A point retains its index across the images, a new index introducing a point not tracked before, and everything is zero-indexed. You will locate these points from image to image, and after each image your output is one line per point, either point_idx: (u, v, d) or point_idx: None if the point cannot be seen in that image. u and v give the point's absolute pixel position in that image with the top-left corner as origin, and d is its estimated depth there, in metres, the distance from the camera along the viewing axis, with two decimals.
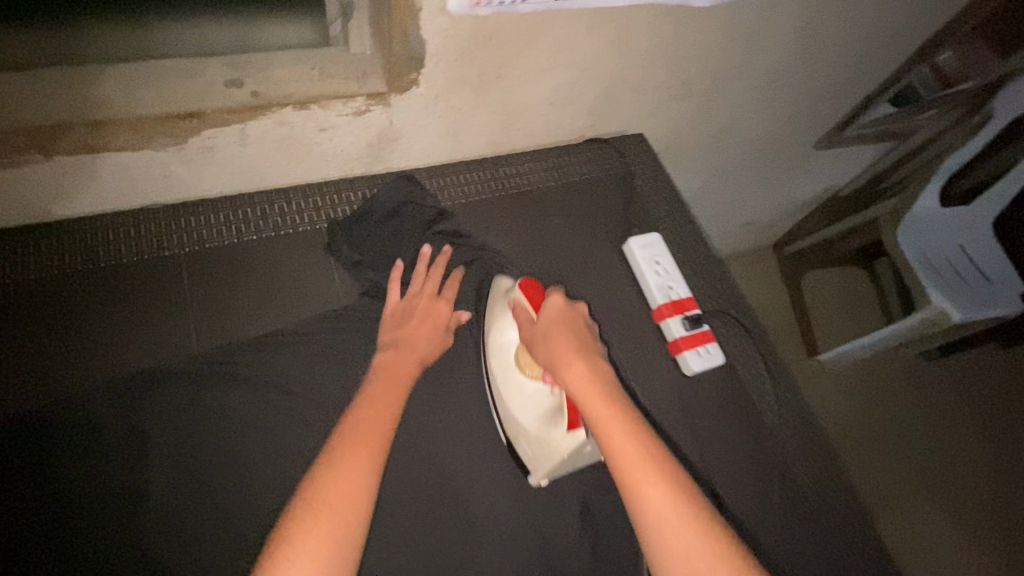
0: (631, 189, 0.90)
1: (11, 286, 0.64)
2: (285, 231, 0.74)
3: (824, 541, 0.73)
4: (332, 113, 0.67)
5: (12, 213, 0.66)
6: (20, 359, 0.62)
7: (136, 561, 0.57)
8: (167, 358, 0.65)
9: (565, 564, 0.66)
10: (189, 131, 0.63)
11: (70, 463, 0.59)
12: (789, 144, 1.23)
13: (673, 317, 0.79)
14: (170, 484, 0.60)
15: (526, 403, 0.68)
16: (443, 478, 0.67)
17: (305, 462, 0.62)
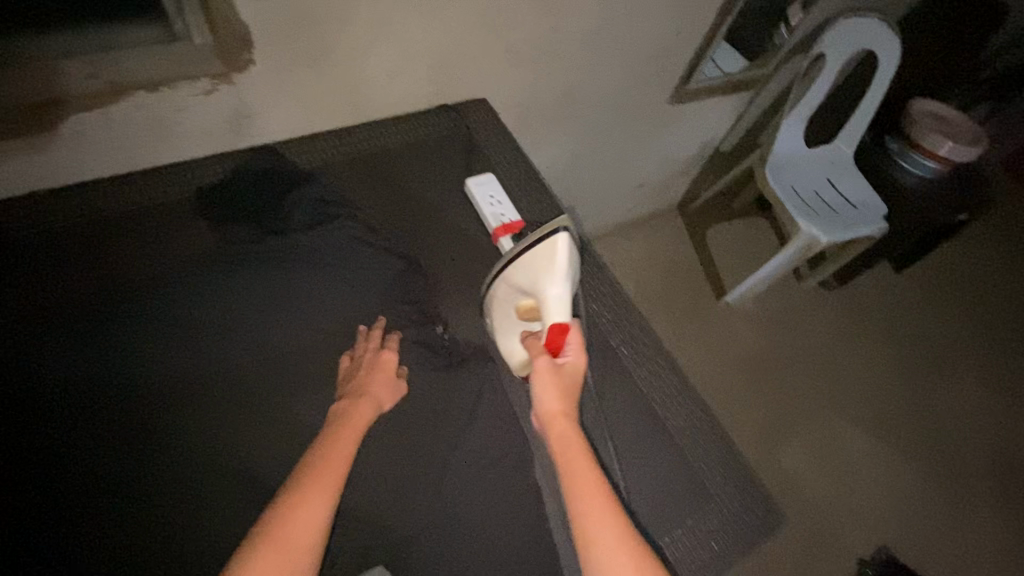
0: (470, 143, 1.04)
1: None
2: (160, 202, 0.87)
3: (642, 409, 0.86)
4: (184, 94, 0.82)
5: None
6: None
7: (28, 467, 0.66)
8: (54, 305, 0.76)
9: (412, 454, 0.73)
10: (60, 117, 0.76)
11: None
12: (635, 92, 1.45)
13: (505, 237, 0.91)
14: (57, 404, 0.70)
15: (502, 333, 0.82)
16: (298, 391, 0.77)
17: (173, 382, 0.73)
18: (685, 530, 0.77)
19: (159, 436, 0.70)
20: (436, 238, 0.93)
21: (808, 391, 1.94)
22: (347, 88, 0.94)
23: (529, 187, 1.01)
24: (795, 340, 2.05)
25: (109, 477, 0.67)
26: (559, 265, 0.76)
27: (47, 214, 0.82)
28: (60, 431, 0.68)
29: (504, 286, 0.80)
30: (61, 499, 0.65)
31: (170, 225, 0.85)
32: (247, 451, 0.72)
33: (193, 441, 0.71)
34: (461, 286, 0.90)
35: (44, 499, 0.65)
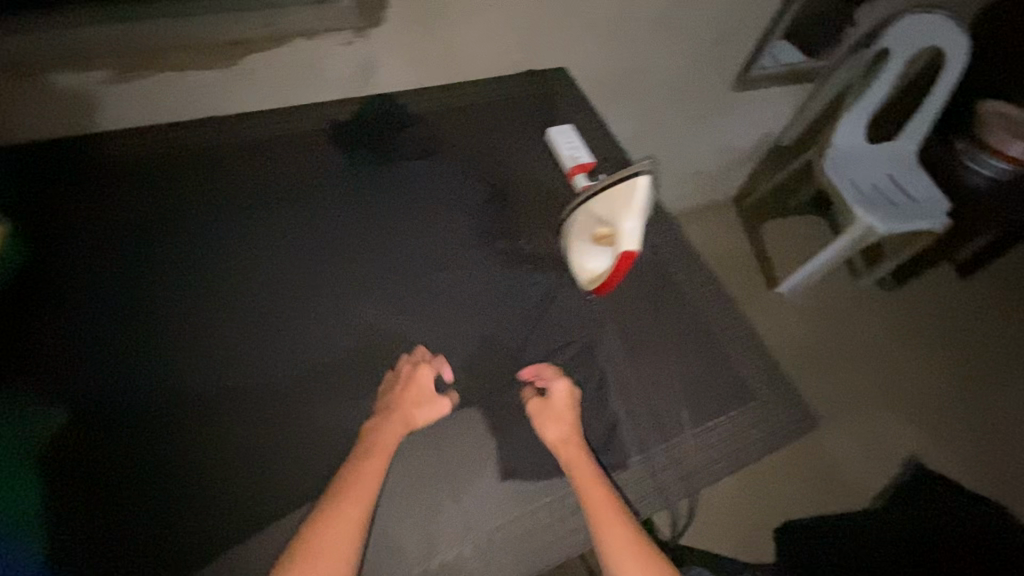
0: (549, 103, 1.19)
1: (122, 156, 0.94)
2: (299, 130, 1.04)
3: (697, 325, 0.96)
4: (330, 43, 1.01)
5: (120, 117, 0.95)
6: (123, 195, 0.90)
7: (200, 316, 0.82)
8: (221, 198, 0.92)
9: (494, 337, 0.87)
10: (239, 53, 0.95)
11: (156, 256, 0.85)
12: (700, 73, 1.56)
13: (579, 175, 1.05)
14: (223, 272, 0.86)
15: (579, 251, 0.88)
16: (400, 281, 0.90)
17: (306, 263, 0.89)
18: (731, 422, 0.87)
19: (291, 309, 0.85)
20: (518, 173, 1.07)
21: (868, 381, 1.91)
22: (452, 49, 1.12)
23: (600, 140, 1.15)
24: (851, 331, 2.02)
25: (227, 364, 0.79)
26: (634, 204, 0.78)
27: (213, 134, 1.00)
28: (225, 297, 0.84)
29: (585, 212, 0.86)
30: (222, 352, 0.80)
31: (301, 147, 1.02)
32: (357, 319, 0.86)
33: (313, 311, 0.85)
34: (539, 212, 1.03)
35: (187, 358, 0.78)
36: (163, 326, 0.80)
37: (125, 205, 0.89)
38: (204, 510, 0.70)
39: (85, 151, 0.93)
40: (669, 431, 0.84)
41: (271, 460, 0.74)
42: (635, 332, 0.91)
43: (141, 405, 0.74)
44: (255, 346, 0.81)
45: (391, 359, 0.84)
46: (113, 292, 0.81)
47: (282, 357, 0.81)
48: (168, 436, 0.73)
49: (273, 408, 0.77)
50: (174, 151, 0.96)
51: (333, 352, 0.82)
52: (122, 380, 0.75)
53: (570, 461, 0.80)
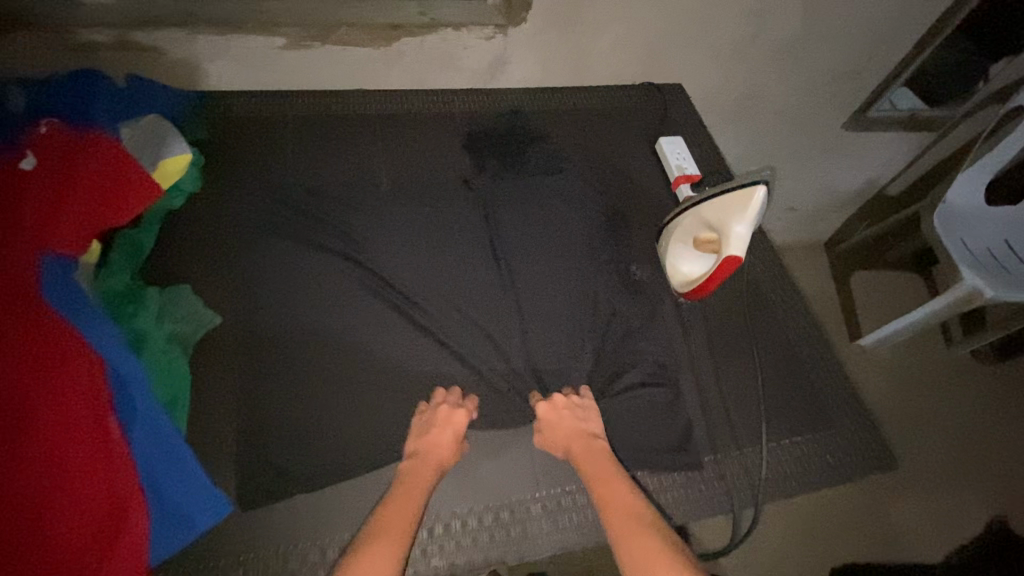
0: (663, 115, 1.24)
1: (281, 112, 1.06)
2: (432, 110, 1.14)
3: (786, 346, 0.96)
4: (472, 36, 1.10)
5: (286, 82, 1.09)
6: (280, 145, 1.02)
7: (328, 253, 0.90)
8: (357, 158, 1.03)
9: (587, 321, 0.91)
10: (394, 37, 1.07)
11: (299, 197, 0.95)
12: (815, 106, 1.55)
13: (684, 185, 1.08)
14: (351, 218, 0.95)
15: (679, 253, 0.91)
16: (504, 254, 0.96)
17: (422, 222, 0.97)
18: (804, 444, 0.88)
19: (404, 266, 0.92)
20: (625, 176, 1.12)
21: (960, 453, 1.75)
22: (579, 54, 1.19)
23: (707, 156, 1.18)
24: (944, 395, 1.86)
25: (342, 308, 0.86)
26: (749, 211, 0.80)
27: (358, 103, 1.11)
28: (350, 239, 0.92)
29: (692, 216, 0.88)
30: (342, 287, 0.87)
31: (431, 122, 1.11)
32: (461, 281, 0.92)
33: (424, 268, 0.92)
34: (641, 214, 1.07)
35: (312, 294, 0.86)
36: (296, 256, 0.89)
37: (278, 157, 1.01)
38: (306, 428, 0.77)
39: (253, 104, 1.06)
40: (742, 439, 0.87)
41: (373, 392, 0.81)
42: (720, 340, 0.94)
43: (270, 327, 0.83)
44: (371, 291, 0.88)
45: (487, 323, 0.89)
46: (259, 229, 0.91)
47: (391, 305, 0.88)
48: (281, 363, 0.80)
49: (380, 348, 0.84)
50: (323, 114, 1.08)
51: (437, 307, 0.89)
52: (261, 297, 0.84)
53: (642, 448, 0.84)
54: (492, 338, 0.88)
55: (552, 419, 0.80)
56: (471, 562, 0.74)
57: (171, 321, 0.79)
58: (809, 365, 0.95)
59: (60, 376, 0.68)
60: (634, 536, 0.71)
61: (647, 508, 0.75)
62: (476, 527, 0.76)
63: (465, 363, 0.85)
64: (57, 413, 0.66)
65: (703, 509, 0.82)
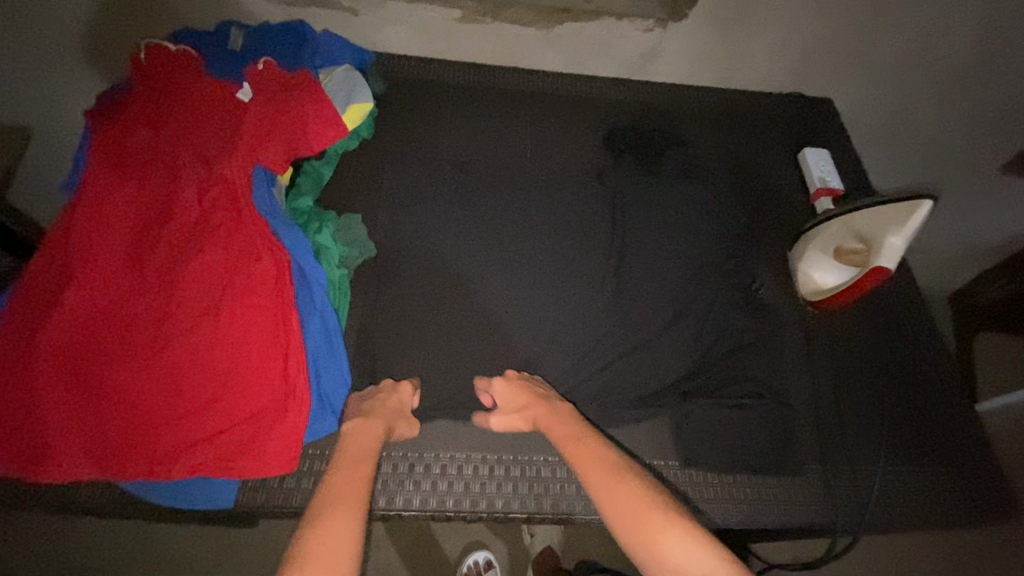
0: (807, 126, 1.22)
1: (444, 81, 1.16)
2: (579, 93, 1.19)
3: (910, 375, 0.92)
4: (632, 26, 1.14)
5: (452, 52, 1.18)
6: (439, 108, 1.11)
7: (473, 209, 0.99)
8: (505, 129, 1.11)
9: (704, 312, 0.92)
10: (559, 19, 1.13)
11: (455, 158, 1.05)
12: (973, 141, 1.44)
13: (825, 199, 1.05)
14: (493, 182, 1.03)
15: (816, 260, 0.90)
16: (628, 236, 0.99)
17: (555, 193, 1.02)
18: (916, 478, 0.85)
19: (535, 233, 0.98)
20: (760, 181, 1.11)
21: None
22: (731, 55, 1.20)
23: (848, 173, 1.15)
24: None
25: (478, 258, 0.94)
26: (908, 225, 0.78)
27: (512, 79, 1.19)
28: (494, 201, 1.00)
29: (835, 225, 0.87)
30: (482, 242, 0.96)
31: (574, 105, 1.16)
32: (588, 255, 0.97)
33: (555, 238, 0.98)
34: (774, 221, 1.06)
35: (453, 242, 0.95)
36: (446, 208, 0.98)
37: (437, 118, 1.10)
38: (439, 359, 0.85)
39: (421, 69, 1.17)
40: (854, 456, 0.85)
41: (499, 339, 0.88)
42: (842, 356, 0.92)
43: (419, 266, 0.92)
44: (504, 249, 0.96)
45: (606, 297, 0.93)
46: (414, 179, 1.01)
47: (522, 265, 0.95)
48: (423, 297, 0.89)
49: (509, 302, 0.91)
50: (479, 85, 1.16)
51: (563, 274, 0.95)
52: (416, 239, 0.94)
53: (752, 444, 0.83)
54: (610, 312, 0.92)
55: (511, 407, 0.80)
56: (570, 506, 0.80)
57: (339, 238, 0.90)
58: (934, 400, 0.91)
59: (255, 265, 0.82)
60: (611, 489, 0.69)
61: (642, 480, 0.70)
62: (579, 477, 0.82)
63: (584, 329, 0.90)
64: (251, 294, 0.81)
65: (797, 519, 0.81)
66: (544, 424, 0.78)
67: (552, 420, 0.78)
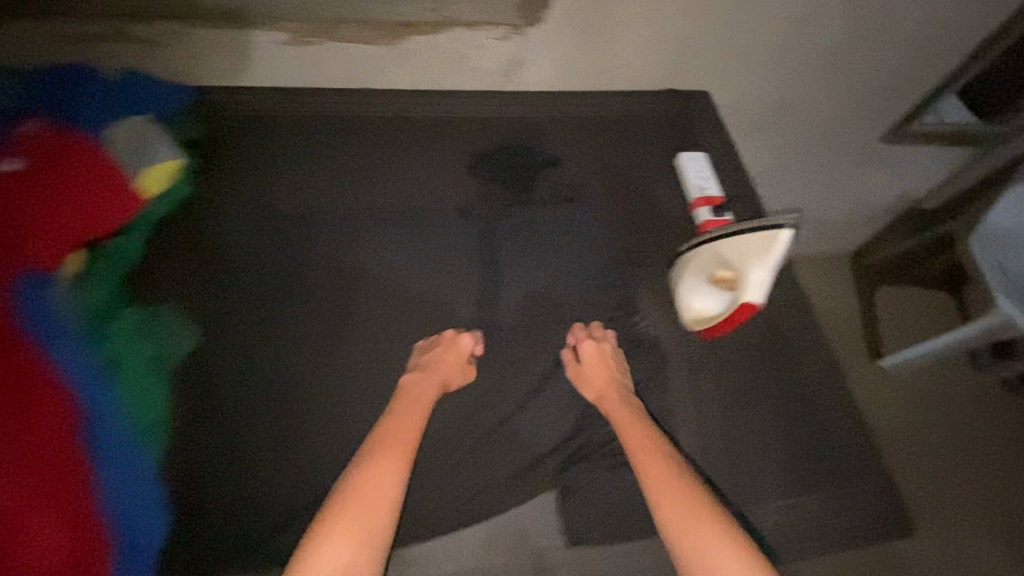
0: (685, 126, 1.16)
1: (268, 117, 0.99)
2: (438, 114, 1.07)
3: (791, 395, 0.90)
4: (486, 35, 1.03)
5: (284, 76, 1.02)
6: (262, 153, 0.95)
7: (306, 281, 0.87)
8: (345, 170, 0.97)
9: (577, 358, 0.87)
10: (403, 34, 1.01)
11: (279, 217, 0.91)
12: (849, 117, 1.44)
13: (703, 207, 1.02)
14: (332, 239, 0.90)
15: (693, 289, 0.85)
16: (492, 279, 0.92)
17: (411, 243, 0.93)
18: (799, 507, 0.83)
19: (393, 291, 0.89)
20: (639, 195, 1.05)
21: (972, 491, 1.63)
22: (599, 57, 1.11)
23: (731, 176, 1.10)
24: (974, 430, 1.72)
25: (325, 336, 0.84)
26: (769, 254, 0.78)
27: (355, 106, 1.03)
28: (332, 265, 0.89)
29: (707, 252, 0.83)
30: (318, 320, 0.85)
31: (434, 130, 1.05)
32: (454, 309, 0.89)
33: (418, 295, 0.89)
34: (652, 239, 1.00)
35: (293, 319, 0.84)
36: (272, 285, 0.86)
37: (261, 165, 0.94)
38: (275, 470, 0.76)
39: (243, 103, 0.98)
40: (737, 495, 0.82)
41: (358, 424, 0.80)
42: (727, 387, 0.88)
43: (244, 362, 0.80)
44: (358, 317, 0.86)
45: (474, 355, 0.85)
46: (241, 248, 0.87)
47: (380, 331, 0.86)
48: (253, 398, 0.79)
49: (363, 381, 0.82)
50: (314, 118, 1.01)
51: (429, 335, 0.86)
52: (238, 329, 0.82)
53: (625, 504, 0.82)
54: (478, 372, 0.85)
55: (592, 368, 0.84)
56: None
57: (155, 340, 0.77)
58: (816, 418, 0.89)
59: (30, 406, 0.68)
60: (655, 471, 0.76)
61: (693, 480, 0.75)
62: None
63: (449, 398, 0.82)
64: (26, 444, 0.66)
65: None
66: (610, 400, 0.83)
67: (619, 401, 0.83)
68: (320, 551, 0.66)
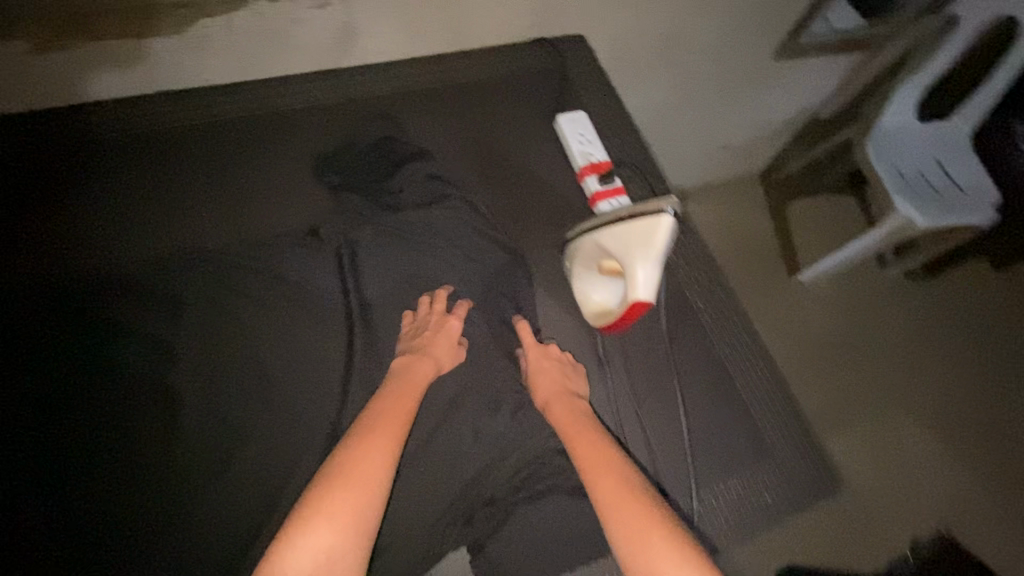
0: (562, 80, 1.03)
1: (41, 147, 0.79)
2: (265, 110, 0.88)
3: (706, 366, 0.84)
4: (301, 5, 0.84)
5: (51, 90, 0.81)
6: (39, 202, 0.77)
7: (116, 357, 0.71)
8: (153, 203, 0.80)
9: (468, 378, 0.77)
10: (191, 19, 0.80)
11: (66, 285, 0.73)
12: (734, 36, 1.35)
13: (591, 175, 0.91)
14: (145, 299, 0.74)
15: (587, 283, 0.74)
16: (359, 306, 0.79)
17: (253, 281, 0.77)
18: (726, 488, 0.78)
19: (245, 347, 0.74)
20: (519, 171, 0.93)
21: (904, 388, 1.65)
22: (445, 14, 0.95)
23: (619, 133, 0.99)
24: (890, 321, 1.75)
25: (151, 425, 0.69)
26: (657, 246, 0.64)
27: (158, 115, 0.84)
28: (146, 330, 0.73)
29: (591, 243, 0.72)
30: (141, 405, 0.70)
31: (261, 132, 0.86)
32: (325, 353, 0.76)
33: (276, 347, 0.75)
34: (539, 222, 0.89)
35: (115, 407, 0.69)
36: (71, 374, 0.70)
37: (41, 216, 0.76)
38: None
39: (9, 134, 0.79)
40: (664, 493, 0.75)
41: (213, 522, 0.67)
42: (643, 375, 0.81)
43: (48, 479, 0.66)
44: (201, 385, 0.72)
45: (350, 401, 0.74)
46: (21, 335, 0.70)
47: (231, 395, 0.72)
48: (63, 521, 0.64)
49: (218, 463, 0.69)
50: (103, 140, 0.81)
51: (292, 389, 0.73)
52: (36, 438, 0.67)
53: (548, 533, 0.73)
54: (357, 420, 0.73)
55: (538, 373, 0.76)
56: None
57: None
58: (733, 386, 0.84)
59: None
60: (607, 482, 0.67)
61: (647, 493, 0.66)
62: None
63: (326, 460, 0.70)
64: None
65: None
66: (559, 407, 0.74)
67: (570, 406, 0.74)
68: (297, 551, 0.58)
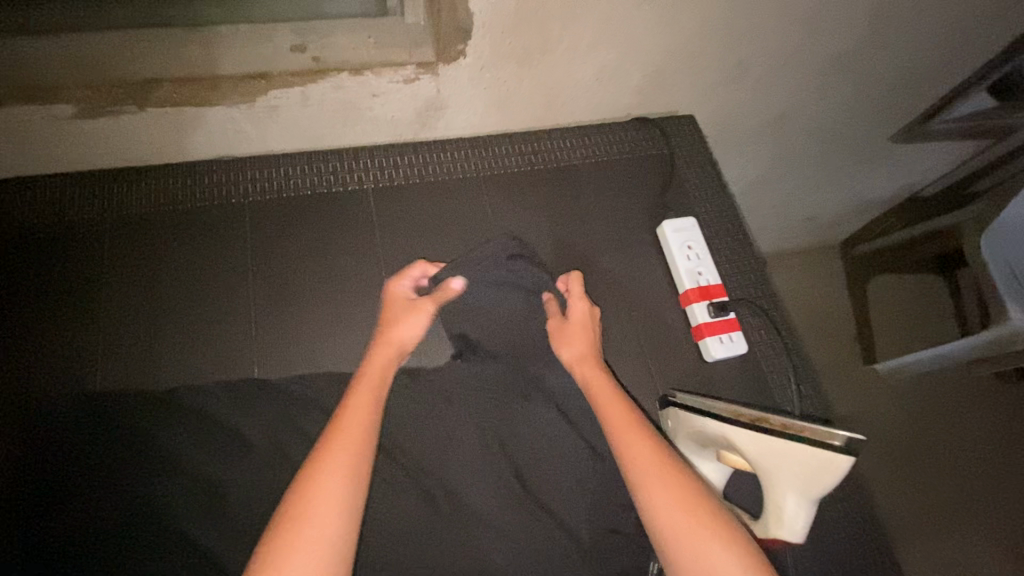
0: (668, 173, 0.89)
1: (95, 228, 0.71)
2: (336, 188, 0.78)
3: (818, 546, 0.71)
4: (383, 80, 0.71)
5: (97, 155, 0.71)
6: (87, 296, 0.69)
7: (139, 509, 0.58)
8: (208, 299, 0.70)
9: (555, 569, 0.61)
10: (259, 91, 0.68)
11: (99, 404, 0.63)
12: (858, 118, 1.17)
13: (699, 302, 0.77)
14: (181, 432, 0.62)
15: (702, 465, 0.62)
16: (421, 449, 0.66)
17: (303, 407, 0.65)
18: None
19: (263, 485, 0.61)
20: (613, 282, 0.80)
21: None
22: (544, 95, 0.81)
23: (731, 244, 0.85)
24: None
25: None
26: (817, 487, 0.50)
27: (215, 193, 0.75)
28: (182, 471, 0.60)
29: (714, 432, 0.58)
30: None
31: (326, 216, 0.76)
32: (384, 505, 0.62)
33: None
34: (634, 351, 0.77)
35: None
36: (83, 527, 0.57)
37: (86, 313, 0.68)
38: None
39: (60, 216, 0.71)
40: None
41: None
42: None
43: None
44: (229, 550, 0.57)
45: None
46: (35, 467, 0.60)
47: None
48: None
49: None
50: (161, 222, 0.73)
51: None
52: None
53: None
54: None
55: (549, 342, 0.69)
56: None
57: None
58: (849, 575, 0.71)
59: None
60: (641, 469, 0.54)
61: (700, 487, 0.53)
62: None
63: None
64: None
65: None
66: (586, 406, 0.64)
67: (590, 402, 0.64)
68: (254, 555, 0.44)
